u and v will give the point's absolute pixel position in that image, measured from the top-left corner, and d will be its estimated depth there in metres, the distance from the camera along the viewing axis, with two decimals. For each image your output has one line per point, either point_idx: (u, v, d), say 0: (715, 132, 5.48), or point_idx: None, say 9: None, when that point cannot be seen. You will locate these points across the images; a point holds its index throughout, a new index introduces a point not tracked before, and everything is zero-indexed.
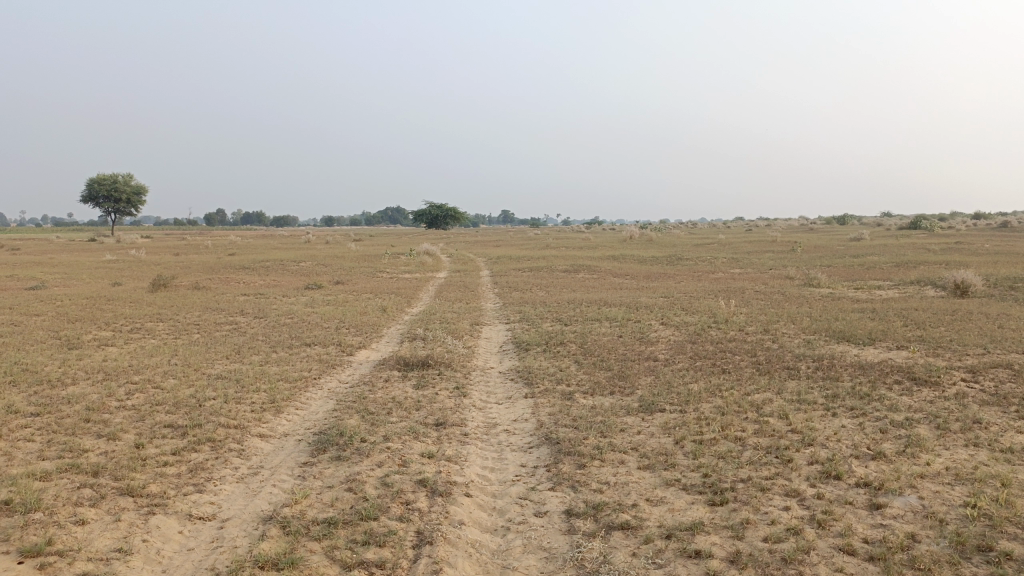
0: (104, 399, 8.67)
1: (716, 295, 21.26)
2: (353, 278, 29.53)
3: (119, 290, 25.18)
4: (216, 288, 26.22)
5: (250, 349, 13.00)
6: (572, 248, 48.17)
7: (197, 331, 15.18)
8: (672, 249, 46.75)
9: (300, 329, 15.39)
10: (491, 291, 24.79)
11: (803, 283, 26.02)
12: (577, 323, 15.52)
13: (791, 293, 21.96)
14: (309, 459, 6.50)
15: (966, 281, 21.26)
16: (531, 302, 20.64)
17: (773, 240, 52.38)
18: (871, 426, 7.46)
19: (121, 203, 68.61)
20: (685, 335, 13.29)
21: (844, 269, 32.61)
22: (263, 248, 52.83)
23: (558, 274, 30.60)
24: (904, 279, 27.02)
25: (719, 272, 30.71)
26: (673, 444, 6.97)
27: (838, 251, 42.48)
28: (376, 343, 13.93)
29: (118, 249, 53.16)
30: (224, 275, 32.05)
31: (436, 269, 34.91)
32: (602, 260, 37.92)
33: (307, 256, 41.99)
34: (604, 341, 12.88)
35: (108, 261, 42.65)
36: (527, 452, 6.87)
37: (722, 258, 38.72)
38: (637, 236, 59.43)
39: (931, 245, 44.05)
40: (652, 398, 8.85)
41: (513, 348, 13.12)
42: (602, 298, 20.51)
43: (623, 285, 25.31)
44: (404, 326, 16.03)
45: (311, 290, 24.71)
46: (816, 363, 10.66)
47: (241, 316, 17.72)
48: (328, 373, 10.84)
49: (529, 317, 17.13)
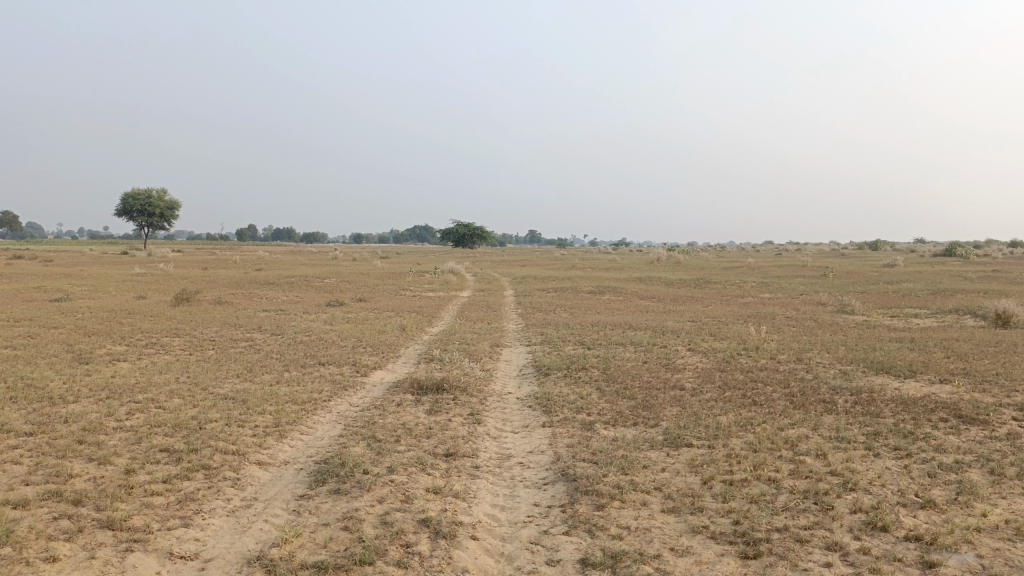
0: (102, 419, 8.31)
1: (746, 321, 20.57)
2: (375, 296, 29.25)
3: (141, 304, 25.07)
4: (237, 303, 26.08)
5: (262, 368, 12.63)
6: (598, 269, 47.65)
7: (212, 347, 14.87)
8: (699, 271, 46.12)
9: (316, 347, 15.03)
10: (514, 311, 24.30)
11: (835, 309, 25.23)
12: (600, 347, 14.99)
13: (824, 320, 21.22)
14: (306, 492, 6.05)
15: (1009, 311, 20.37)
16: (554, 324, 20.10)
17: (803, 264, 51.44)
18: (918, 469, 6.83)
19: (154, 217, 69.39)
20: (713, 363, 12.67)
21: (878, 295, 31.70)
22: (290, 264, 53.00)
23: (584, 296, 30.08)
24: (941, 307, 26.10)
25: (748, 297, 29.89)
26: (700, 485, 6.41)
27: (871, 277, 41.39)
28: (392, 365, 13.51)
29: (147, 263, 53.64)
30: (247, 290, 31.98)
31: (459, 288, 34.50)
32: (629, 282, 37.29)
33: (332, 273, 41.85)
34: (629, 367, 12.32)
35: (136, 274, 42.86)
36: (541, 489, 6.35)
37: (751, 282, 37.98)
38: (664, 258, 58.63)
39: (969, 273, 42.71)
40: (678, 431, 8.28)
41: (533, 372, 12.61)
42: (627, 322, 19.94)
43: (649, 309, 24.69)
44: (422, 347, 15.59)
45: (332, 308, 24.43)
46: (854, 397, 10.02)
47: (258, 332, 17.41)
48: (339, 395, 10.42)
49: (551, 340, 16.63)
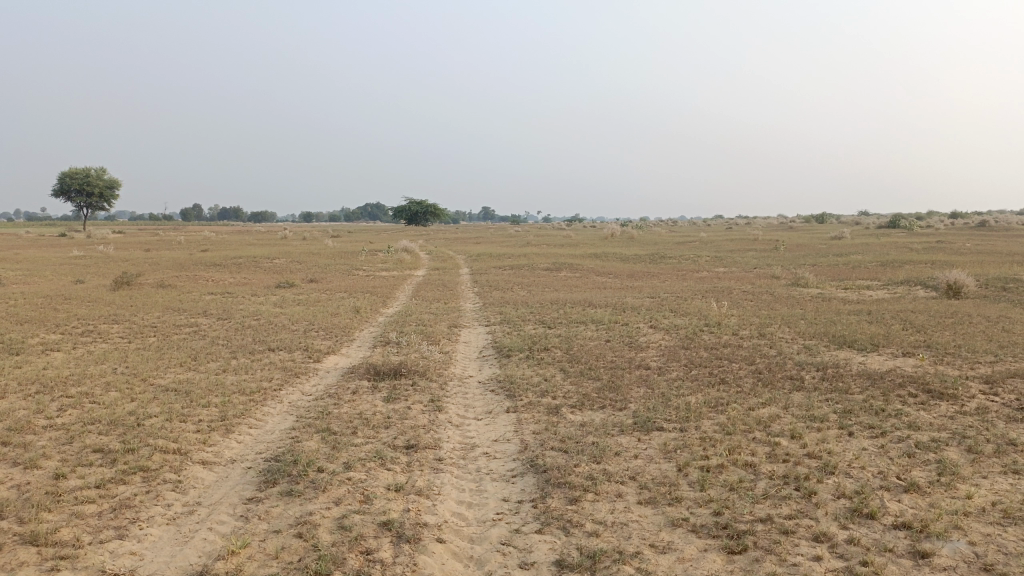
0: (30, 417, 7.65)
1: (705, 296, 20.47)
2: (327, 277, 28.46)
3: (79, 290, 23.89)
4: (182, 286, 25.09)
5: (208, 355, 11.98)
6: (553, 245, 47.42)
7: (154, 334, 14.11)
8: (654, 246, 46.23)
9: (266, 332, 14.39)
10: (470, 290, 23.82)
11: (790, 282, 25.37)
12: (560, 326, 14.66)
13: (780, 293, 21.24)
14: (255, 495, 5.57)
15: (959, 281, 20.65)
16: (512, 302, 19.69)
17: (755, 238, 52.05)
18: (895, 449, 6.64)
19: (93, 198, 66.79)
20: (677, 341, 12.42)
21: (830, 268, 32.10)
22: (238, 244, 51.55)
23: (540, 273, 29.77)
24: (892, 278, 26.46)
25: (703, 272, 29.89)
26: (675, 473, 6.10)
27: (821, 249, 41.94)
28: (346, 349, 12.98)
29: (87, 245, 51.51)
30: (193, 272, 30.86)
31: (413, 267, 33.84)
32: (585, 258, 37.14)
33: (282, 253, 40.72)
34: (592, 347, 12.01)
35: (75, 257, 41.16)
36: (510, 483, 5.97)
37: (705, 256, 38.17)
38: (618, 233, 58.62)
39: (914, 244, 43.60)
40: (647, 414, 7.98)
41: (494, 354, 12.19)
42: (586, 299, 19.66)
43: (607, 285, 24.45)
44: (377, 329, 15.05)
45: (282, 289, 23.62)
46: (821, 373, 9.86)
47: (204, 317, 16.64)
48: (291, 383, 9.87)
49: (510, 319, 16.24)
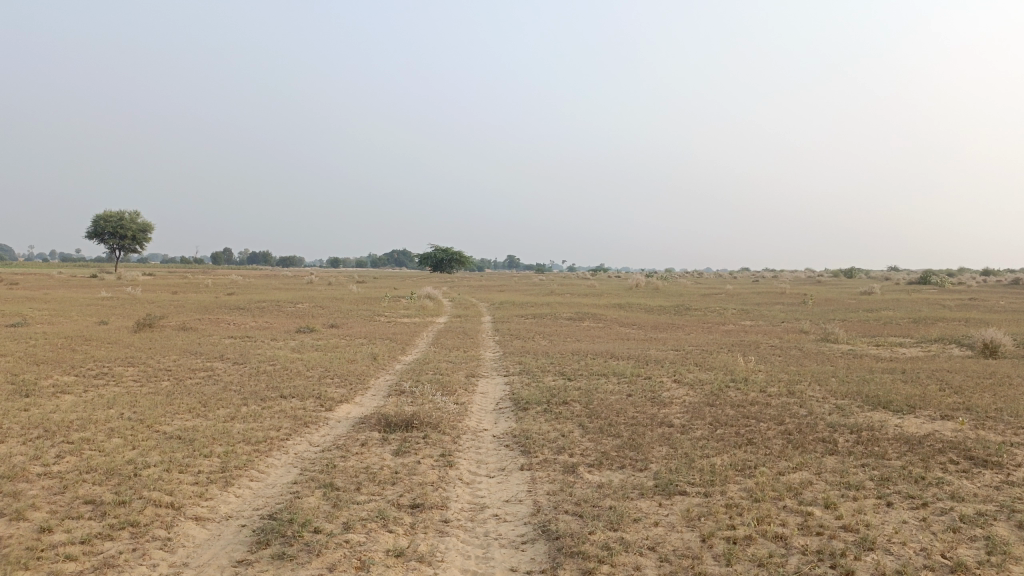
0: (25, 463, 7.38)
1: (731, 350, 19.93)
2: (348, 323, 28.30)
3: (101, 331, 23.91)
4: (203, 329, 25.05)
5: (219, 401, 11.71)
6: (577, 295, 47.09)
7: (167, 378, 13.91)
8: (679, 298, 45.72)
9: (280, 378, 14.13)
10: (491, 339, 23.48)
11: (819, 337, 24.72)
12: (581, 378, 14.25)
13: (809, 349, 20.63)
14: (246, 557, 5.21)
15: (996, 340, 19.93)
16: (533, 352, 19.31)
17: (782, 291, 51.36)
18: (938, 522, 6.13)
19: (125, 240, 67.84)
20: (701, 397, 11.95)
21: (860, 323, 31.36)
22: (263, 288, 51.83)
23: (563, 323, 29.39)
24: (925, 336, 25.73)
25: (729, 325, 29.31)
26: (699, 544, 5.65)
27: (851, 304, 41.12)
28: (360, 397, 12.66)
29: (116, 287, 52.00)
30: (215, 315, 30.91)
31: (435, 315, 33.63)
32: (609, 309, 36.72)
33: (305, 298, 40.79)
34: (612, 401, 11.58)
35: (102, 298, 41.58)
36: (519, 550, 5.56)
37: (731, 309, 37.59)
38: (642, 284, 58.16)
39: (946, 301, 42.63)
40: (670, 476, 7.53)
41: (511, 406, 11.80)
42: (608, 350, 19.22)
43: (630, 336, 23.99)
44: (393, 378, 14.73)
45: (302, 335, 23.46)
46: (854, 436, 9.34)
47: (220, 361, 16.44)
48: (299, 433, 9.55)
49: (529, 370, 15.86)
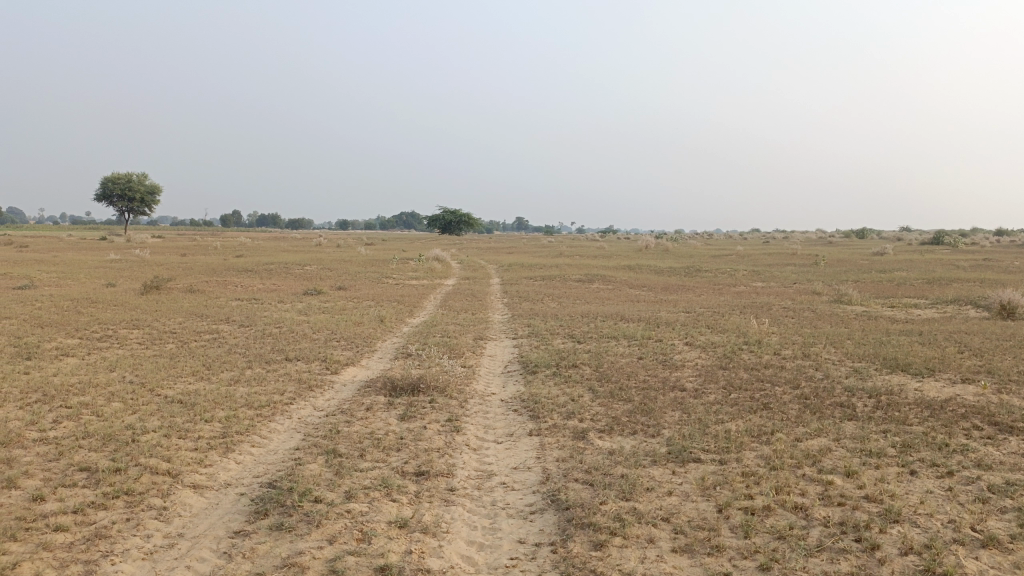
0: (22, 429, 7.20)
1: (743, 311, 19.62)
2: (356, 284, 28.08)
3: (107, 293, 23.77)
4: (211, 291, 24.89)
5: (223, 364, 11.53)
6: (587, 256, 46.71)
7: (172, 341, 13.75)
8: (689, 259, 45.29)
9: (285, 340, 13.94)
10: (499, 300, 23.21)
11: (832, 299, 24.37)
12: (590, 340, 13.99)
13: (823, 311, 20.29)
14: (243, 528, 5.00)
15: (1014, 301, 19.53)
16: (542, 314, 19.04)
17: (794, 252, 50.87)
18: (965, 492, 5.87)
19: (134, 202, 67.61)
20: (714, 360, 11.67)
21: (873, 284, 30.93)
22: (272, 250, 51.60)
23: (572, 284, 29.10)
24: (940, 297, 25.32)
25: (740, 287, 28.95)
26: (715, 515, 5.41)
27: (864, 265, 40.56)
28: (366, 360, 12.45)
29: (124, 249, 51.90)
30: (223, 277, 30.77)
31: (443, 276, 33.35)
32: (619, 271, 36.37)
33: (313, 260, 40.55)
34: (623, 364, 11.32)
35: (110, 260, 41.46)
36: (528, 521, 5.34)
37: (743, 270, 37.19)
38: (652, 245, 57.62)
39: (960, 262, 42.01)
40: (683, 442, 7.29)
41: (519, 370, 11.56)
42: (618, 313, 18.95)
43: (640, 298, 23.69)
44: (400, 341, 14.51)
45: (308, 297, 23.26)
46: (873, 401, 9.06)
47: (225, 324, 16.24)
48: (303, 397, 9.35)
49: (538, 332, 15.61)
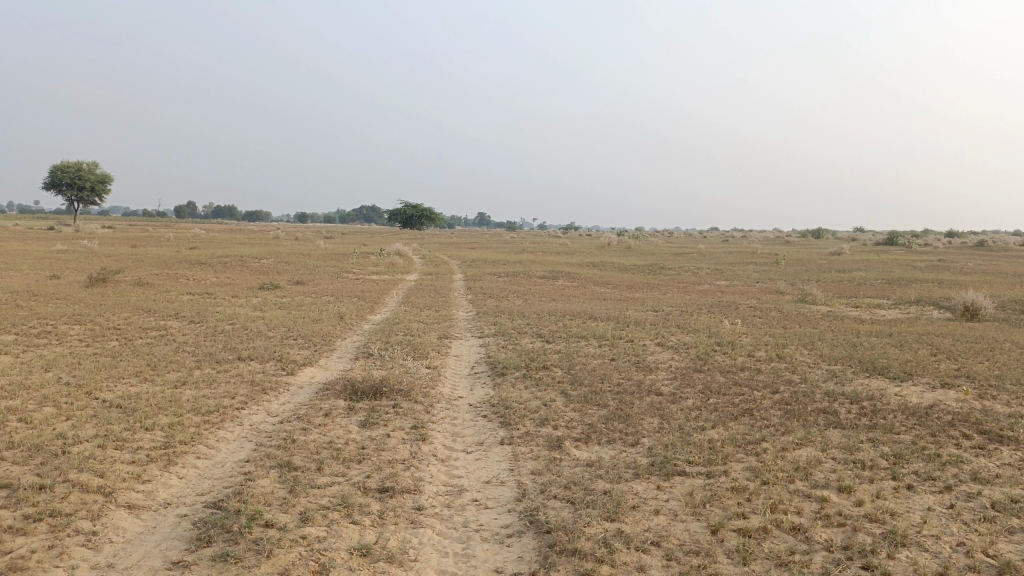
0: None
1: (711, 311, 19.35)
2: (314, 279, 27.22)
3: (51, 286, 22.61)
4: (162, 285, 23.84)
5: (171, 364, 10.79)
6: (550, 253, 46.32)
7: (116, 338, 12.92)
8: (652, 257, 45.22)
9: (239, 338, 13.21)
10: (463, 297, 22.62)
11: (796, 298, 24.30)
12: (559, 340, 13.53)
13: (790, 311, 20.12)
14: (183, 559, 4.41)
15: (977, 303, 19.60)
16: (507, 312, 18.52)
17: (755, 251, 51.20)
18: (969, 510, 5.52)
19: (84, 192, 65.40)
20: (688, 362, 11.28)
21: (835, 284, 31.07)
22: (228, 243, 50.15)
23: (537, 281, 28.64)
24: (903, 297, 25.46)
25: (705, 285, 28.78)
26: (709, 538, 4.95)
27: (823, 265, 40.85)
28: (324, 360, 11.81)
29: (72, 240, 50.03)
30: (175, 270, 29.64)
31: (405, 272, 32.61)
32: (583, 268, 36.05)
33: (270, 253, 39.42)
34: (595, 367, 10.86)
35: (57, 251, 39.79)
36: (505, 546, 4.83)
37: (706, 268, 37.16)
38: (615, 243, 57.43)
39: (917, 262, 42.57)
40: (666, 453, 6.84)
41: (486, 371, 11.03)
42: (585, 311, 18.53)
43: (606, 296, 23.34)
44: (360, 339, 13.86)
45: (265, 292, 22.41)
46: (855, 407, 8.74)
47: (174, 320, 15.39)
48: (256, 401, 8.70)
49: (505, 331, 15.11)
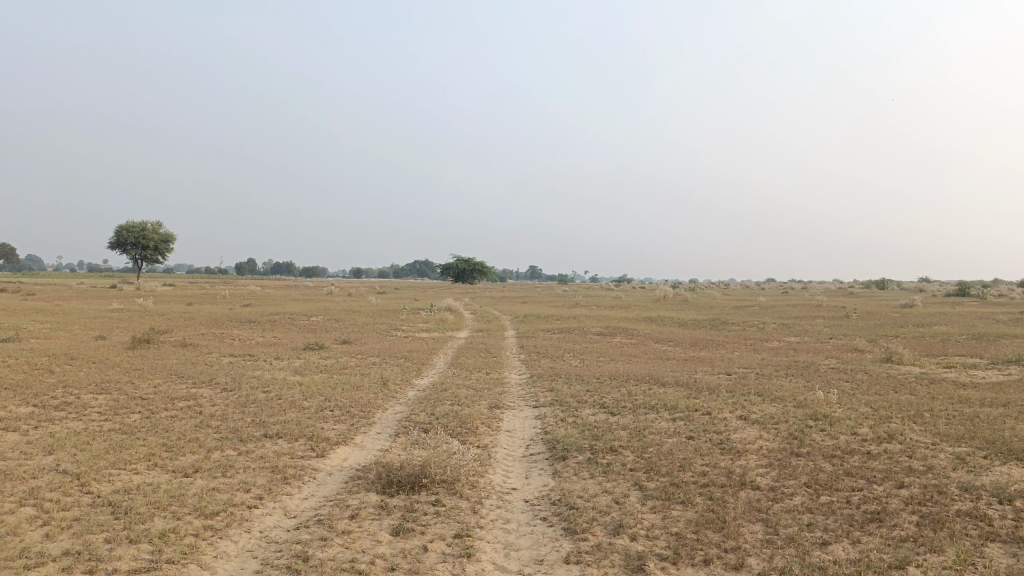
0: None
1: (789, 373, 17.46)
2: (361, 338, 26.11)
3: (94, 348, 21.97)
4: (206, 347, 23.02)
5: (189, 445, 9.55)
6: (605, 307, 44.80)
7: (139, 411, 11.80)
8: (712, 311, 43.29)
9: (271, 410, 11.97)
10: (516, 358, 21.17)
11: (879, 357, 22.22)
12: (625, 412, 11.97)
13: (878, 373, 18.11)
14: None
15: None
16: (565, 376, 16.95)
17: (820, 303, 48.88)
18: None
19: (148, 251, 66.57)
20: (781, 442, 9.61)
21: (917, 340, 28.77)
22: (282, 300, 49.93)
23: (593, 339, 27.10)
24: (997, 355, 23.17)
25: (774, 342, 26.74)
26: None
27: (898, 319, 38.21)
28: (360, 439, 10.44)
29: (129, 298, 50.47)
30: (223, 330, 28.97)
31: (455, 329, 31.35)
32: (642, 323, 34.37)
33: (319, 310, 38.71)
34: (672, 449, 9.25)
35: (111, 310, 39.88)
36: None
37: (772, 323, 35.19)
38: (671, 296, 55.35)
39: (999, 315, 39.62)
40: None
41: (544, 454, 9.49)
42: (650, 374, 16.89)
43: (670, 356, 21.68)
44: (402, 411, 12.48)
45: (308, 353, 21.36)
46: (1010, 509, 6.96)
47: (206, 388, 14.25)
48: (274, 497, 7.35)
49: (563, 399, 13.59)
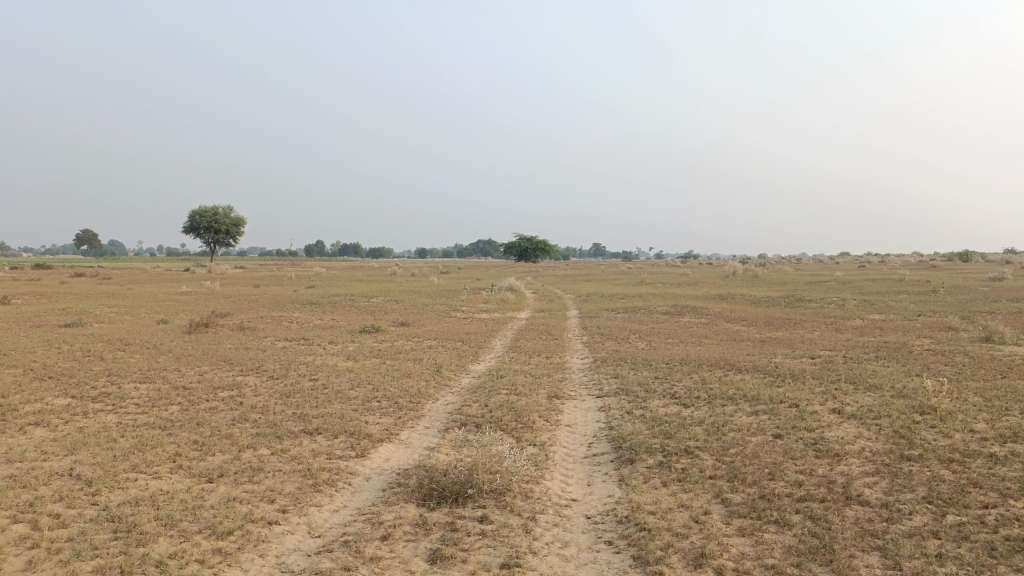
0: None
1: (880, 357, 15.78)
2: (419, 320, 25.34)
3: (153, 333, 21.74)
4: (263, 330, 22.57)
5: (219, 443, 8.75)
6: (673, 284, 43.09)
7: (178, 403, 11.14)
8: (786, 287, 41.21)
9: (313, 402, 11.12)
10: (579, 340, 20.02)
11: (977, 337, 20.24)
12: (700, 404, 10.71)
13: (980, 355, 16.28)
14: None
15: None
16: (631, 360, 15.72)
17: (903, 277, 46.10)
18: None
19: (220, 235, 67.44)
20: (887, 443, 8.23)
21: (1017, 316, 26.39)
22: (346, 281, 49.79)
23: (661, 319, 25.70)
24: None
25: (857, 321, 24.78)
26: None
27: (991, 293, 35.47)
28: (405, 435, 9.49)
29: (197, 281, 51.05)
30: (284, 313, 28.65)
31: (516, 309, 30.30)
32: (713, 301, 32.75)
33: (381, 291, 38.31)
34: (758, 451, 7.99)
35: (180, 294, 40.26)
36: None
37: (852, 299, 33.06)
38: (741, 272, 53.15)
39: None
40: None
41: (609, 455, 8.36)
42: (724, 358, 15.51)
43: (744, 337, 20.21)
44: (453, 401, 11.51)
45: (363, 337, 20.61)
46: None
47: (252, 377, 13.57)
48: (300, 512, 6.42)
49: (630, 388, 12.37)
